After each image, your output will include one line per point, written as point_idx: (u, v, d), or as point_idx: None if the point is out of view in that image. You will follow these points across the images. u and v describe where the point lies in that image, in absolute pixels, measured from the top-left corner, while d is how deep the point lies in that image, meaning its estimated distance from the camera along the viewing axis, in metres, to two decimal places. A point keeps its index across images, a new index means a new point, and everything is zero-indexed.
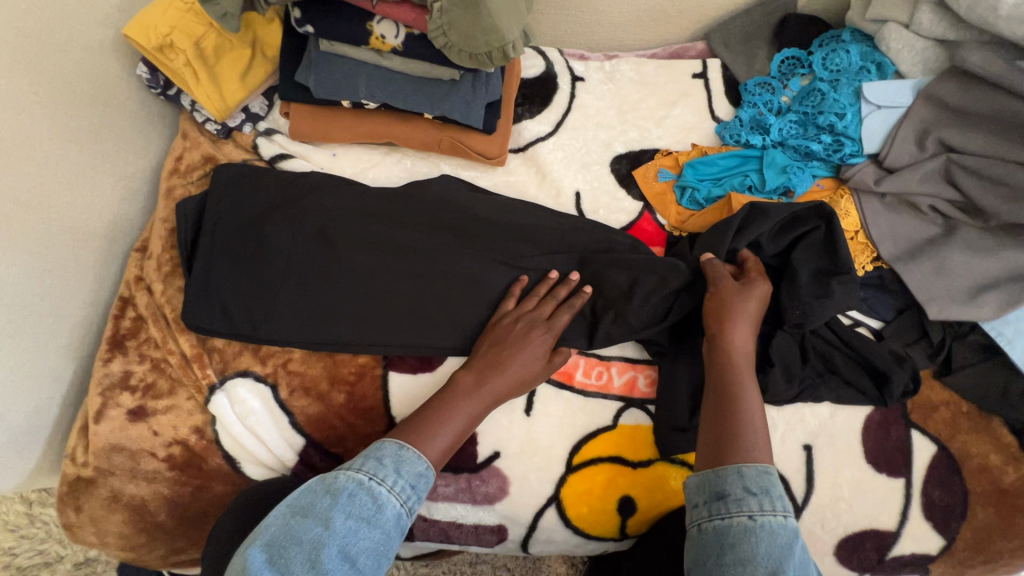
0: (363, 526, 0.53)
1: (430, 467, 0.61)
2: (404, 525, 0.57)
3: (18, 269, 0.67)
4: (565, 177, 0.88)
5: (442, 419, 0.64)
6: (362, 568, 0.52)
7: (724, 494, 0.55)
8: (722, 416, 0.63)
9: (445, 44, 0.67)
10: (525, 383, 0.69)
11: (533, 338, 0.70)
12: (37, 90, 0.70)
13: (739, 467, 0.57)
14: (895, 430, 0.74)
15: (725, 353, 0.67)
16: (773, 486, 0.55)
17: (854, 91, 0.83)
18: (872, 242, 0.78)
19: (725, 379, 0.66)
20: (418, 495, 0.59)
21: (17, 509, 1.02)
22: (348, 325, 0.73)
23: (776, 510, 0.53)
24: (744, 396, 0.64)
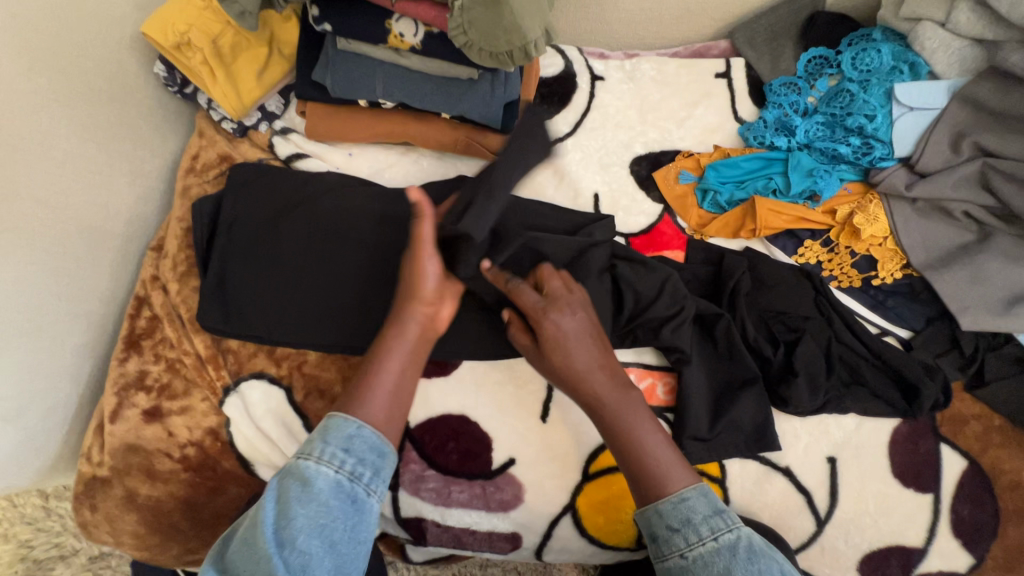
0: (293, 504, 0.52)
1: (362, 422, 0.57)
2: (351, 491, 0.55)
3: (36, 269, 0.67)
4: (583, 179, 0.87)
5: (384, 362, 0.61)
6: (303, 547, 0.51)
7: (655, 536, 0.57)
8: (632, 460, 0.60)
9: (465, 43, 0.66)
10: (420, 300, 0.64)
11: (424, 256, 0.65)
12: (55, 88, 0.70)
13: (655, 506, 0.57)
14: (924, 443, 0.72)
15: (587, 402, 0.62)
16: (695, 512, 0.56)
17: (886, 92, 0.80)
18: (902, 250, 0.77)
19: (612, 429, 0.61)
20: (360, 456, 0.56)
21: (33, 502, 1.03)
22: (354, 327, 0.72)
23: (704, 538, 0.55)
24: (634, 422, 0.60)
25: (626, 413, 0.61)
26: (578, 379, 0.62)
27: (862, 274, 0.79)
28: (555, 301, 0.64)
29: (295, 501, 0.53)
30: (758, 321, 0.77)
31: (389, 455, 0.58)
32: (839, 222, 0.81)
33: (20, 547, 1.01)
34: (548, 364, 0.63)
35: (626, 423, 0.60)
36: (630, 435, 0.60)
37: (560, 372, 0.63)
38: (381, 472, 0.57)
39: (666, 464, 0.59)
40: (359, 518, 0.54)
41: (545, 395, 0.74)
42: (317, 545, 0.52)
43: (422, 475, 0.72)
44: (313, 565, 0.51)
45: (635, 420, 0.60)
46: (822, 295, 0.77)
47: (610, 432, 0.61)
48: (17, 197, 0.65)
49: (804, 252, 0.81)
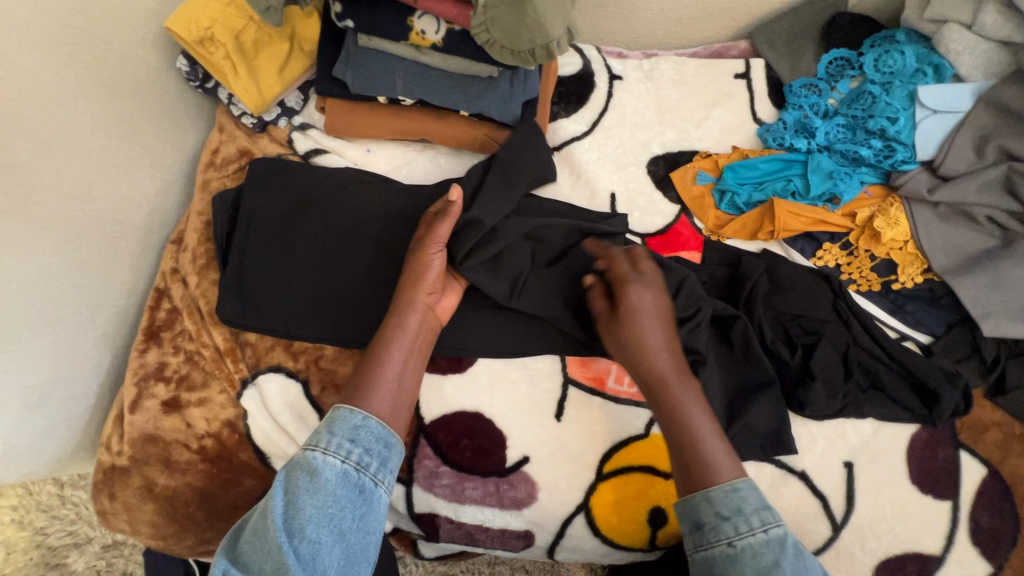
0: (303, 495, 0.53)
1: (368, 413, 0.58)
2: (359, 480, 0.55)
3: (60, 259, 0.68)
4: (600, 178, 0.86)
5: (388, 350, 0.63)
6: (313, 536, 0.52)
7: (702, 524, 0.57)
8: (679, 439, 0.61)
9: (487, 41, 0.67)
10: (423, 292, 0.67)
11: (431, 251, 0.69)
12: (80, 81, 0.71)
13: (707, 492, 0.57)
14: (943, 450, 0.71)
15: (648, 377, 0.65)
16: (745, 502, 0.56)
17: (908, 94, 0.79)
18: (922, 254, 0.76)
19: (667, 408, 0.63)
20: (367, 447, 0.57)
21: (49, 490, 1.05)
22: (366, 323, 0.72)
23: (754, 528, 0.54)
24: (688, 406, 0.63)
25: (684, 395, 0.64)
26: (646, 351, 0.65)
27: (881, 278, 0.78)
28: (641, 278, 0.70)
29: (304, 491, 0.53)
30: (775, 324, 0.76)
31: (396, 444, 0.59)
32: (859, 225, 0.80)
33: (36, 534, 1.03)
34: (620, 331, 0.67)
35: (682, 403, 0.63)
36: (682, 413, 0.62)
37: (627, 343, 0.66)
38: (387, 462, 0.58)
39: (714, 454, 0.59)
40: (367, 507, 0.55)
41: (560, 393, 0.74)
42: (327, 534, 0.52)
43: (436, 471, 0.72)
44: (323, 554, 0.52)
45: (691, 402, 0.63)
46: (841, 298, 0.76)
47: (665, 410, 0.63)
48: (42, 188, 0.66)
49: (822, 255, 0.80)
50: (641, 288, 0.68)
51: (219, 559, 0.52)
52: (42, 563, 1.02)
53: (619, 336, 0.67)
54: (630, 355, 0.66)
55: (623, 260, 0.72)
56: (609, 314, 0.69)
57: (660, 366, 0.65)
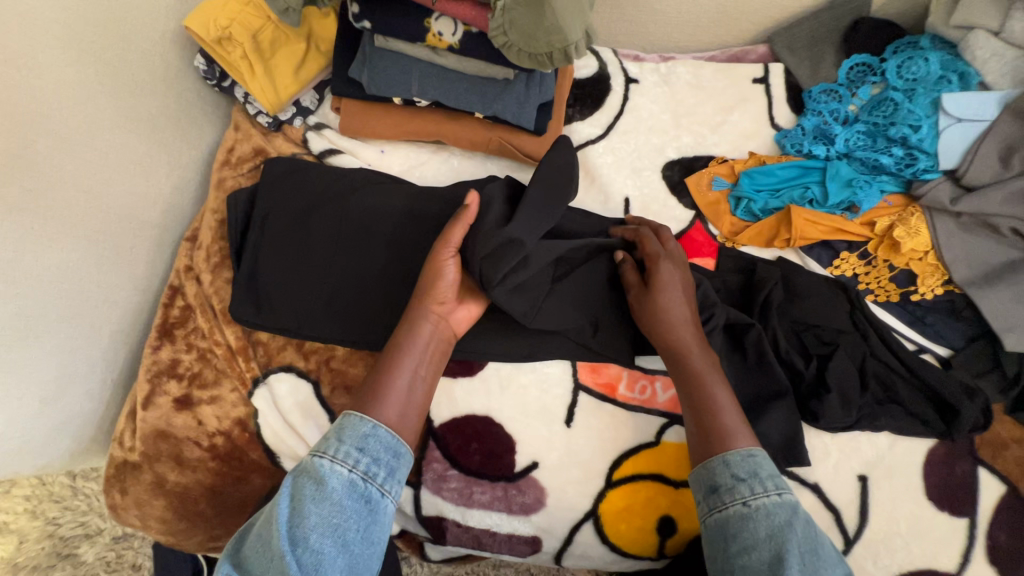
0: (308, 503, 0.53)
1: (378, 422, 0.58)
2: (365, 490, 0.55)
3: (78, 255, 0.69)
4: (614, 182, 0.86)
5: (399, 360, 0.62)
6: (315, 545, 0.51)
7: (717, 486, 0.58)
8: (701, 407, 0.63)
9: (504, 44, 0.66)
10: (438, 300, 0.66)
11: (443, 256, 0.66)
12: (100, 79, 0.71)
13: (724, 456, 0.59)
14: (961, 466, 0.70)
15: (674, 349, 0.67)
16: (760, 468, 0.58)
17: (932, 102, 0.78)
18: (943, 264, 0.75)
19: (690, 377, 0.65)
20: (375, 456, 0.56)
21: (62, 481, 1.06)
22: (378, 326, 0.72)
23: (768, 490, 0.56)
24: (710, 380, 0.65)
25: (705, 369, 0.65)
26: (673, 322, 0.67)
27: (900, 289, 0.77)
28: (671, 255, 0.71)
29: (309, 499, 0.53)
30: (790, 333, 0.75)
31: (405, 455, 0.59)
32: (879, 235, 0.79)
33: (47, 524, 1.04)
34: (650, 302, 0.68)
35: (706, 375, 0.65)
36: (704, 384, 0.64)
37: (654, 313, 0.68)
38: (395, 472, 0.57)
39: (732, 425, 0.61)
40: (372, 518, 0.55)
41: (570, 399, 0.74)
42: (330, 545, 0.52)
43: (444, 475, 0.72)
44: (325, 565, 0.51)
45: (712, 374, 0.65)
46: (858, 309, 0.75)
47: (688, 381, 0.65)
48: (61, 185, 0.67)
49: (840, 264, 0.79)
50: (673, 260, 0.71)
51: (223, 564, 0.52)
52: (53, 552, 1.03)
53: (649, 306, 0.68)
54: (658, 325, 0.68)
55: (654, 240, 0.73)
56: (640, 287, 0.71)
57: (685, 338, 0.67)
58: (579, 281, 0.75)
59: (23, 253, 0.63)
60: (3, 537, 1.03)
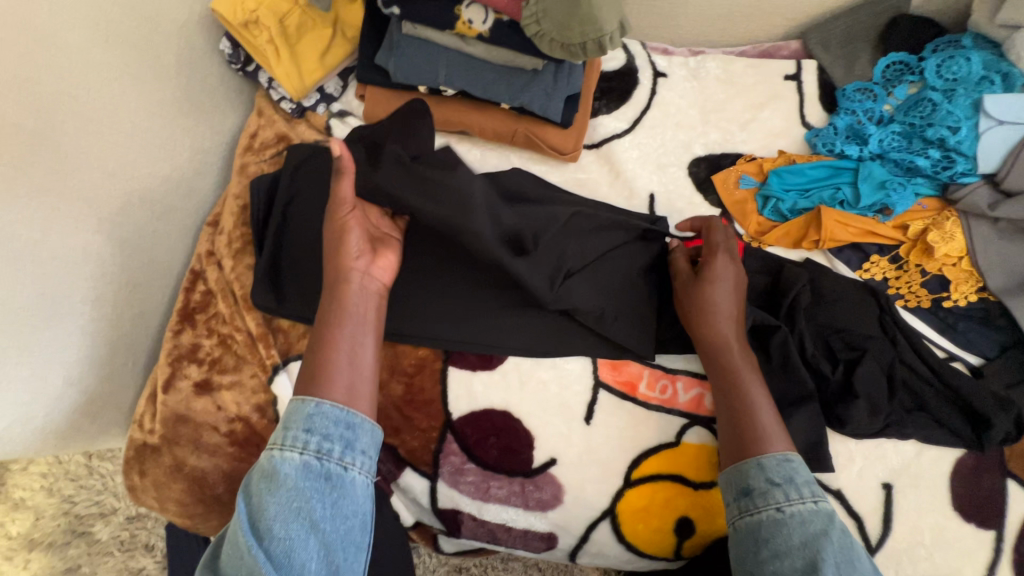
0: (264, 495, 0.52)
1: (321, 399, 0.57)
2: (323, 468, 0.53)
3: (104, 238, 0.69)
4: (639, 178, 0.84)
5: (336, 332, 0.61)
6: (281, 533, 0.50)
7: (750, 490, 0.58)
8: (737, 403, 0.64)
9: (536, 32, 0.65)
10: (349, 261, 0.65)
11: (341, 212, 0.66)
12: (127, 60, 0.71)
13: (759, 459, 0.59)
14: (989, 478, 0.68)
15: (716, 343, 0.67)
16: (796, 474, 0.58)
17: (973, 103, 0.76)
18: (978, 271, 0.74)
19: (728, 372, 0.66)
20: (325, 432, 0.55)
21: (77, 460, 1.07)
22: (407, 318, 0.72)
23: (804, 497, 0.56)
24: (748, 379, 0.65)
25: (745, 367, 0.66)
26: (718, 315, 0.68)
27: (932, 294, 0.76)
28: (729, 250, 0.72)
29: (267, 490, 0.52)
30: (816, 336, 0.73)
31: (358, 424, 0.57)
32: (910, 239, 0.77)
33: (63, 502, 1.05)
34: (699, 292, 0.69)
35: (743, 371, 0.65)
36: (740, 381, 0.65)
37: (699, 302, 0.69)
38: (353, 443, 0.56)
39: (770, 426, 0.62)
40: (338, 492, 0.53)
41: (590, 397, 0.73)
42: (297, 527, 0.51)
43: (462, 468, 0.71)
44: (297, 549, 0.50)
45: (750, 372, 0.66)
46: (888, 315, 0.73)
47: (726, 376, 0.66)
48: (88, 166, 0.67)
49: (870, 267, 0.78)
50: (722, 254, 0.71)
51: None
52: (69, 530, 1.04)
53: (696, 294, 0.69)
54: (699, 315, 0.69)
55: (719, 233, 0.73)
56: (691, 276, 0.72)
57: (725, 332, 0.67)
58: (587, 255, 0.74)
59: (50, 234, 0.64)
60: (20, 513, 1.04)
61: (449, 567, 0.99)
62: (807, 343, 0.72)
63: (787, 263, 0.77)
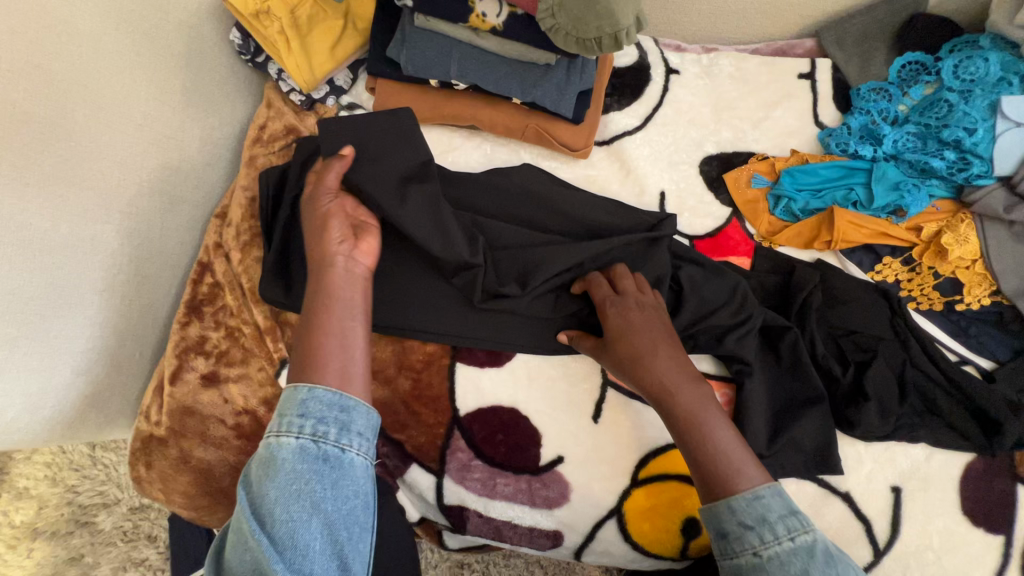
0: (263, 482, 0.49)
1: (314, 383, 0.53)
2: (320, 451, 0.50)
3: (113, 229, 0.68)
4: (650, 175, 0.83)
5: (328, 317, 0.58)
6: (283, 516, 0.48)
7: (724, 533, 0.52)
8: (701, 451, 0.56)
9: (552, 27, 0.65)
10: (330, 247, 0.62)
11: (323, 202, 0.66)
12: (137, 48, 0.71)
13: (728, 500, 0.53)
14: (999, 482, 0.68)
15: (658, 395, 0.60)
16: (769, 510, 0.52)
17: (989, 104, 0.74)
18: (992, 274, 0.74)
19: (682, 424, 0.58)
20: (319, 416, 0.52)
21: (81, 450, 1.07)
22: (422, 315, 0.72)
23: (780, 537, 0.50)
24: (704, 419, 0.58)
25: (698, 404, 0.59)
26: (644, 366, 0.61)
27: (945, 297, 0.76)
28: (626, 294, 0.67)
29: (265, 476, 0.50)
30: (827, 338, 0.73)
31: (355, 407, 0.53)
32: (924, 241, 0.77)
33: (67, 492, 1.05)
34: (619, 342, 0.63)
35: (696, 413, 0.58)
36: (700, 426, 0.57)
37: (625, 361, 0.62)
38: (350, 426, 0.52)
39: (741, 464, 0.55)
40: (338, 474, 0.50)
41: (598, 395, 0.73)
42: (298, 511, 0.48)
43: (469, 464, 0.71)
44: (301, 533, 0.48)
45: (706, 410, 0.58)
46: (900, 316, 0.73)
47: (683, 425, 0.58)
48: (97, 157, 0.66)
49: (882, 269, 0.78)
50: (622, 299, 0.66)
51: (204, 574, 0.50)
52: (72, 519, 1.04)
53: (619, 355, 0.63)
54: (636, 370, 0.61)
55: (606, 283, 0.68)
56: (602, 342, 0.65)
57: (662, 378, 0.60)
58: (574, 257, 0.71)
59: (59, 224, 0.63)
60: (24, 502, 1.04)
61: (451, 563, 0.99)
62: (819, 348, 0.71)
63: (799, 265, 0.76)
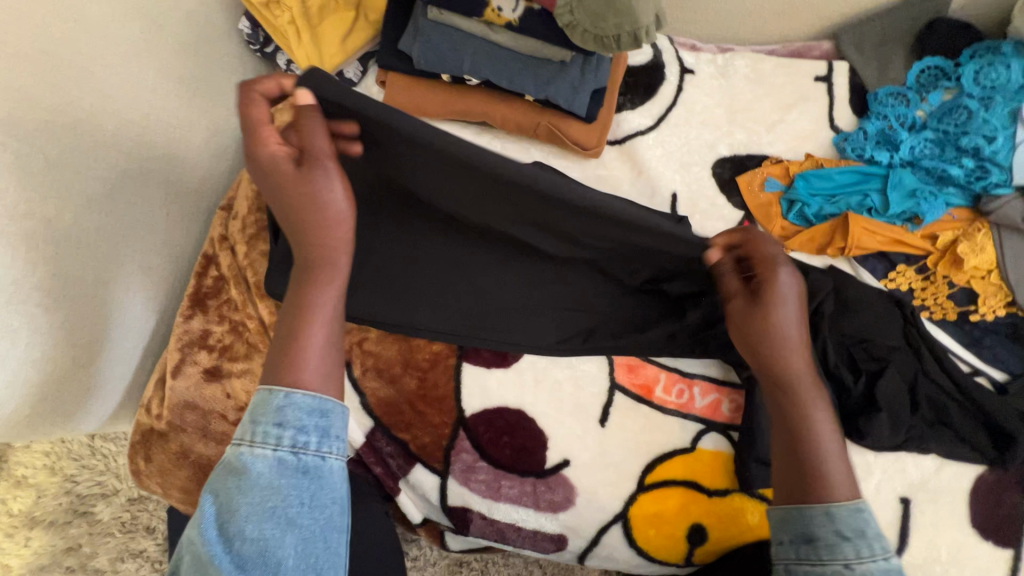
0: (235, 495, 0.46)
1: (292, 388, 0.49)
2: (299, 462, 0.47)
3: (117, 219, 0.66)
4: (662, 176, 0.82)
5: (309, 310, 0.52)
6: (255, 534, 0.46)
7: (813, 538, 0.53)
8: (806, 451, 0.56)
9: (569, 23, 0.64)
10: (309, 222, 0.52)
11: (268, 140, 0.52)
12: (146, 37, 0.70)
13: (828, 507, 0.53)
14: (1009, 496, 0.67)
15: (785, 375, 0.58)
16: (867, 525, 0.52)
17: (1010, 112, 0.74)
18: (1008, 285, 0.73)
19: (795, 415, 0.58)
20: (298, 425, 0.48)
21: (80, 440, 1.06)
22: (438, 312, 0.71)
23: (875, 554, 0.51)
24: (816, 414, 0.58)
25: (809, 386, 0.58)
26: (779, 345, 0.58)
27: (959, 307, 0.75)
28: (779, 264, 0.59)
29: (236, 490, 0.46)
30: (839, 346, 0.71)
31: (333, 410, 0.50)
32: (940, 249, 0.76)
33: (65, 481, 1.04)
34: (760, 324, 0.58)
35: (808, 404, 0.58)
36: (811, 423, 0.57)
37: (765, 337, 0.58)
38: (330, 431, 0.49)
39: (839, 474, 0.55)
40: (317, 485, 0.48)
41: (605, 398, 0.72)
42: (272, 528, 0.46)
43: (473, 466, 0.70)
44: (273, 549, 0.46)
45: (819, 407, 0.58)
46: (913, 326, 0.72)
47: (794, 413, 0.58)
48: (103, 146, 0.65)
49: (895, 277, 0.77)
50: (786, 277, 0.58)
51: None
52: (70, 509, 1.03)
53: (767, 323, 0.58)
54: (764, 347, 0.59)
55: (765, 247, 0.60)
56: (749, 303, 0.59)
57: (796, 364, 0.58)
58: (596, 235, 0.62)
59: (64, 213, 0.61)
60: (22, 490, 1.03)
61: (449, 561, 0.98)
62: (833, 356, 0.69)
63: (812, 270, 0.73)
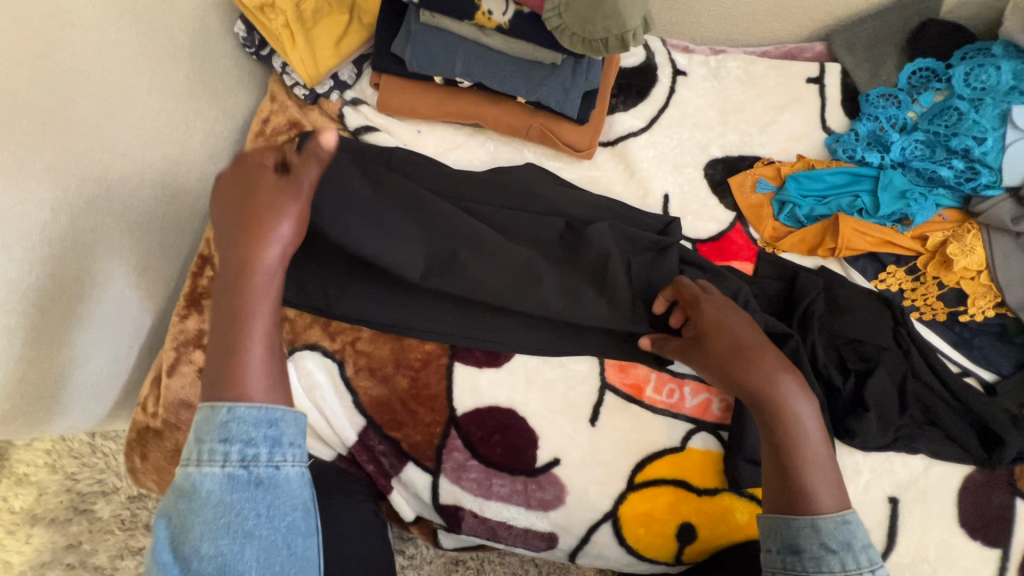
0: (188, 516, 0.46)
1: (233, 403, 0.48)
2: (249, 475, 0.47)
3: (112, 220, 0.67)
4: (654, 177, 0.83)
5: (243, 319, 0.51)
6: (212, 551, 0.46)
7: (799, 550, 0.53)
8: (794, 465, 0.56)
9: (558, 26, 0.65)
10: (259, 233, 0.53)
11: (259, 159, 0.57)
12: (143, 41, 0.71)
13: (814, 519, 0.53)
14: (997, 495, 0.68)
15: (758, 391, 0.58)
16: (853, 537, 0.53)
17: (1000, 113, 0.74)
18: (997, 286, 0.73)
19: (778, 433, 0.57)
20: (245, 438, 0.48)
21: (80, 438, 1.07)
22: (427, 314, 0.72)
23: (861, 567, 0.51)
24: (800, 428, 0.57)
25: (794, 395, 0.58)
26: (742, 362, 0.59)
27: (949, 308, 0.76)
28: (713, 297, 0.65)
29: (188, 510, 0.46)
30: (828, 345, 0.72)
31: (284, 418, 0.50)
32: (930, 250, 0.77)
33: (66, 479, 1.06)
34: (711, 347, 0.61)
35: (791, 420, 0.57)
36: (795, 437, 0.57)
37: (727, 357, 0.60)
38: (281, 439, 0.49)
39: (821, 490, 0.55)
40: (273, 494, 0.48)
41: (596, 398, 0.73)
42: (229, 544, 0.46)
43: (465, 464, 0.71)
44: (233, 563, 0.46)
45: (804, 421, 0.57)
46: (903, 327, 0.72)
47: (778, 428, 0.57)
48: (99, 148, 0.66)
49: (885, 278, 0.77)
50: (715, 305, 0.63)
51: None
52: (71, 507, 1.05)
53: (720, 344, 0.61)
54: (731, 364, 0.60)
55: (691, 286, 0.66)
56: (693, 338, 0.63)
57: (766, 380, 0.58)
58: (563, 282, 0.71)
59: (60, 215, 0.62)
60: (23, 488, 1.04)
61: (446, 559, 0.99)
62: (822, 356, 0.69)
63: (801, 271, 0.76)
